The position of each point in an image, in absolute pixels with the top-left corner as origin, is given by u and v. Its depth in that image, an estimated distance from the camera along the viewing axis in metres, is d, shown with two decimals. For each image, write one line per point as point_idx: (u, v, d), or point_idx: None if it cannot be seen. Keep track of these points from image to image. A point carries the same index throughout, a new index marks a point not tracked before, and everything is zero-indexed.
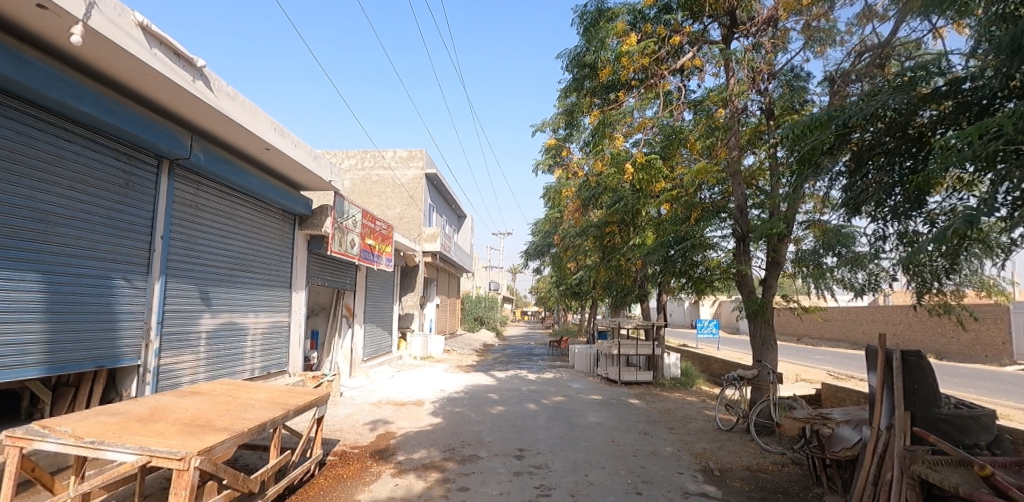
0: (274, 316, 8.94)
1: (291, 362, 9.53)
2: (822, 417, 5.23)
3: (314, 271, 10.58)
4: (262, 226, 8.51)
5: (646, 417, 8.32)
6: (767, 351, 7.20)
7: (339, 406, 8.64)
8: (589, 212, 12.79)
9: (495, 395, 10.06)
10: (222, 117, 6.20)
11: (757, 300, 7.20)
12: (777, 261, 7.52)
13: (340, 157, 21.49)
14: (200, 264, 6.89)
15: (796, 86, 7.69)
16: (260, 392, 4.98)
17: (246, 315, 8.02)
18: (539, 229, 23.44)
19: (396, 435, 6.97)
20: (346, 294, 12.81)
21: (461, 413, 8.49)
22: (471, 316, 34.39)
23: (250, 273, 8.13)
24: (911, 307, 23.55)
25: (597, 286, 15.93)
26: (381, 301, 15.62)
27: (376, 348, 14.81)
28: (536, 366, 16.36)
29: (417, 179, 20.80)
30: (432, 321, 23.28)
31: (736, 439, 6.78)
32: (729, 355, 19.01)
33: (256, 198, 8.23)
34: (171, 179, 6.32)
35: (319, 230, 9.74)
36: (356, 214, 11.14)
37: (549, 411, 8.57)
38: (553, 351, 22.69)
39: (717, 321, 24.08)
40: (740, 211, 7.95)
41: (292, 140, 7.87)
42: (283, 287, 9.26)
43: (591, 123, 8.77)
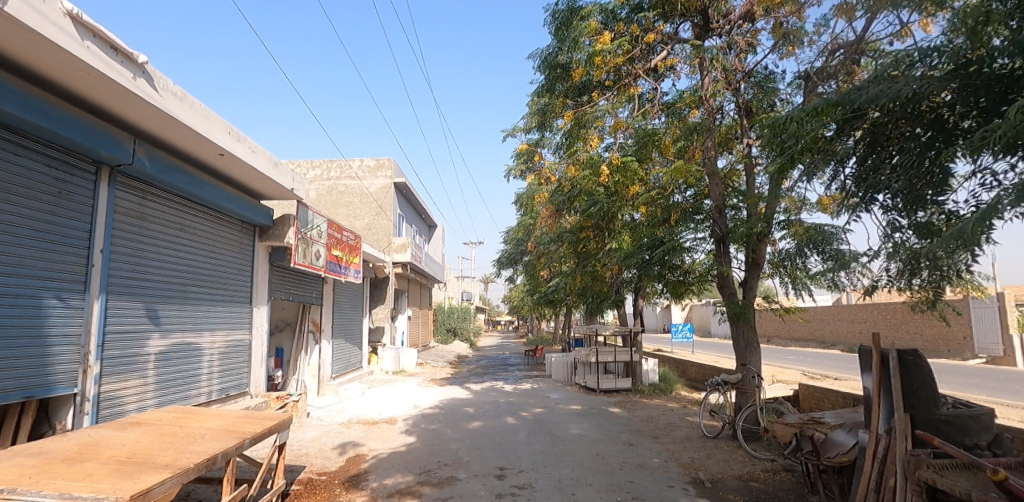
0: (233, 334, 8.33)
1: (252, 383, 8.89)
2: (814, 422, 5.08)
3: (277, 285, 9.99)
4: (219, 238, 7.95)
5: (629, 427, 8.07)
6: (750, 354, 7.08)
7: (306, 429, 8.09)
8: (563, 217, 12.56)
9: (472, 410, 9.67)
10: (168, 118, 5.70)
11: (740, 303, 7.05)
12: (756, 261, 7.41)
13: (305, 167, 20.79)
14: (147, 280, 6.30)
15: (767, 87, 7.86)
16: (213, 420, 4.48)
17: (201, 334, 7.41)
18: (512, 238, 23.19)
19: (368, 458, 6.50)
20: (312, 308, 12.19)
21: (437, 430, 8.07)
22: (444, 327, 33.80)
23: (206, 289, 7.55)
24: (875, 306, 24.30)
25: (572, 293, 15.74)
26: (349, 315, 15.01)
27: (345, 364, 14.17)
28: (513, 376, 16.00)
29: (386, 188, 20.28)
30: (403, 334, 22.64)
31: (723, 446, 6.58)
32: (705, 358, 19.09)
33: (211, 208, 7.67)
34: (112, 187, 5.75)
35: (281, 241, 9.20)
36: (322, 223, 10.61)
37: (529, 425, 8.22)
38: (529, 361, 22.37)
39: (690, 325, 24.25)
40: (719, 211, 7.79)
41: (249, 146, 7.36)
42: (243, 303, 8.67)
43: (565, 124, 8.54)
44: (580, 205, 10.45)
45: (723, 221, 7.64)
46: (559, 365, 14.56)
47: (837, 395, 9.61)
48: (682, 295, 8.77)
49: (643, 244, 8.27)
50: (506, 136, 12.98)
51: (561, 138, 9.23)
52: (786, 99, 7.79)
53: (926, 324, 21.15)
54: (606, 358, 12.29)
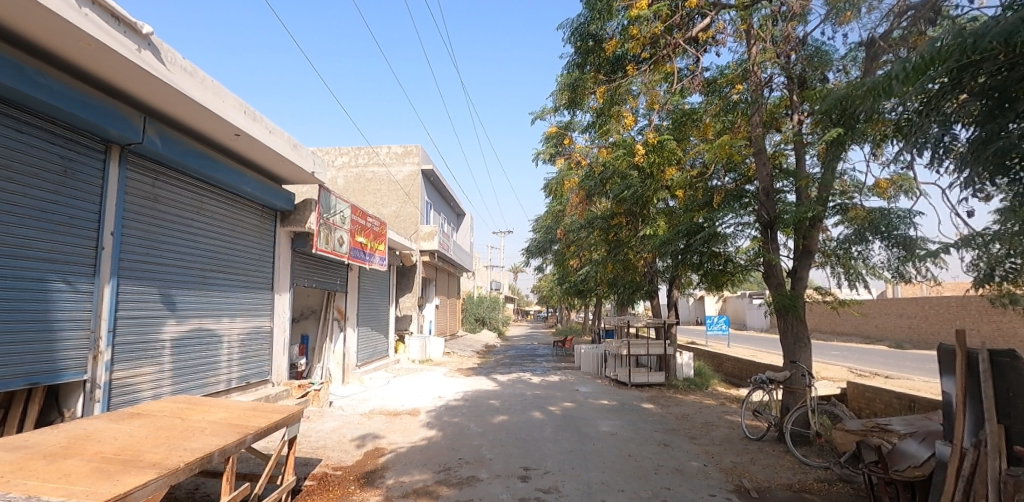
0: (254, 321, 8.18)
1: (274, 371, 8.74)
2: (881, 429, 4.45)
3: (300, 272, 9.83)
4: (238, 222, 7.79)
5: (664, 425, 7.54)
6: (800, 351, 6.42)
7: (327, 419, 7.89)
8: (595, 203, 11.98)
9: (497, 402, 9.32)
10: (177, 94, 5.46)
11: (788, 294, 6.42)
12: (807, 249, 6.71)
13: (333, 155, 20.74)
14: (160, 263, 6.12)
15: (818, 59, 7.08)
16: (217, 412, 4.21)
17: (219, 321, 7.26)
18: (541, 226, 22.71)
19: (386, 452, 6.22)
20: (337, 295, 12.04)
21: (460, 423, 7.73)
22: (472, 316, 33.70)
23: (224, 274, 7.39)
24: (927, 298, 22.81)
25: (602, 283, 15.18)
26: (376, 303, 14.87)
27: (371, 352, 14.04)
28: (541, 368, 15.60)
29: (413, 176, 20.05)
30: (431, 323, 22.55)
31: (769, 451, 6.00)
32: (742, 352, 18.28)
33: (229, 191, 7.50)
34: (122, 166, 5.56)
35: (302, 226, 8.98)
36: (345, 209, 10.39)
37: (556, 420, 7.80)
38: (557, 352, 21.94)
39: (725, 317, 23.34)
40: (766, 194, 7.02)
41: (266, 126, 7.13)
42: (264, 289, 8.51)
43: (597, 100, 7.96)
44: (612, 190, 9.87)
45: (771, 204, 6.87)
46: (589, 357, 14.07)
47: (893, 395, 8.84)
48: (721, 286, 8.16)
49: (682, 229, 7.65)
50: (534, 118, 12.45)
51: (592, 116, 8.64)
52: (839, 73, 7.07)
53: (982, 319, 19.76)
54: (638, 351, 11.73)
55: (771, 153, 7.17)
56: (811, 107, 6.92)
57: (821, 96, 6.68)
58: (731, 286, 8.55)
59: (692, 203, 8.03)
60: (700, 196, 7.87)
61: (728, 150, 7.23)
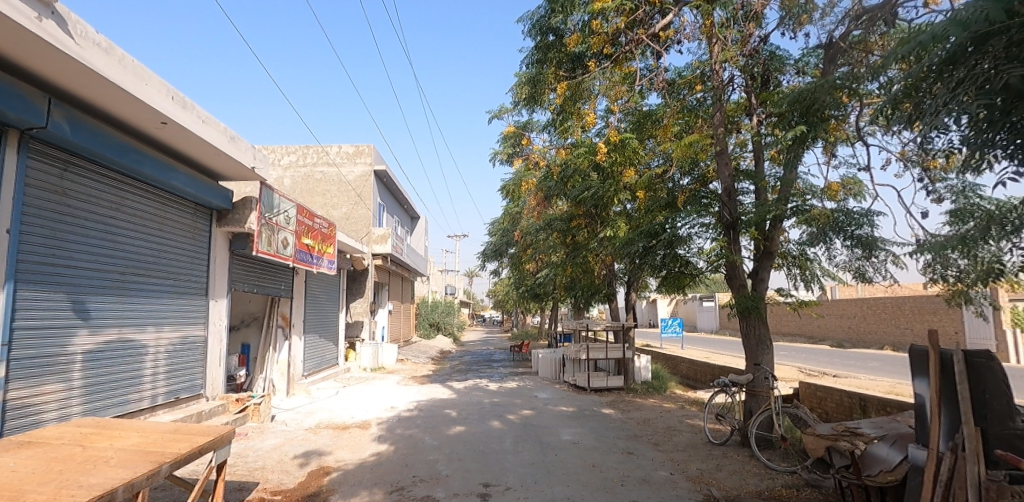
0: (185, 330, 7.39)
1: (208, 384, 7.94)
2: (851, 433, 4.34)
3: (239, 276, 9.05)
4: (167, 222, 7.01)
5: (627, 431, 7.35)
6: (763, 353, 6.37)
7: (267, 436, 7.21)
8: (553, 205, 11.79)
9: (454, 412, 8.89)
10: (91, 74, 4.76)
11: (750, 296, 6.37)
12: (768, 250, 6.68)
13: (279, 153, 19.67)
14: (69, 267, 5.34)
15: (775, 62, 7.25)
16: (128, 437, 3.61)
17: (143, 331, 6.48)
18: (497, 230, 22.44)
19: (332, 472, 5.68)
20: (282, 301, 11.26)
21: (414, 436, 7.25)
22: (426, 321, 32.99)
23: (149, 279, 6.60)
24: (864, 300, 24.24)
25: (561, 286, 15.02)
26: (324, 309, 14.08)
27: (318, 361, 13.24)
28: (498, 374, 15.24)
29: (365, 176, 19.30)
30: (384, 329, 21.75)
31: (735, 456, 5.89)
32: (696, 355, 18.64)
33: (156, 187, 6.73)
34: (22, 154, 4.78)
35: (242, 226, 8.26)
36: (290, 209, 9.73)
37: (517, 430, 7.47)
38: (515, 356, 21.65)
39: (679, 320, 23.80)
40: (728, 194, 6.94)
41: (199, 116, 6.43)
42: (197, 295, 7.74)
43: (559, 96, 7.74)
44: (573, 191, 9.69)
45: (734, 205, 6.82)
46: (547, 361, 13.83)
47: (843, 394, 9.08)
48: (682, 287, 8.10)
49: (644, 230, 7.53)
50: (492, 117, 12.13)
51: (553, 114, 8.42)
52: (795, 77, 7.18)
53: (918, 320, 21.22)
54: (598, 355, 11.58)
55: (732, 154, 7.17)
56: (774, 109, 7.04)
57: (780, 99, 6.84)
58: (691, 288, 8.52)
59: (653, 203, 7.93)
60: (662, 196, 7.79)
61: (692, 150, 7.18)
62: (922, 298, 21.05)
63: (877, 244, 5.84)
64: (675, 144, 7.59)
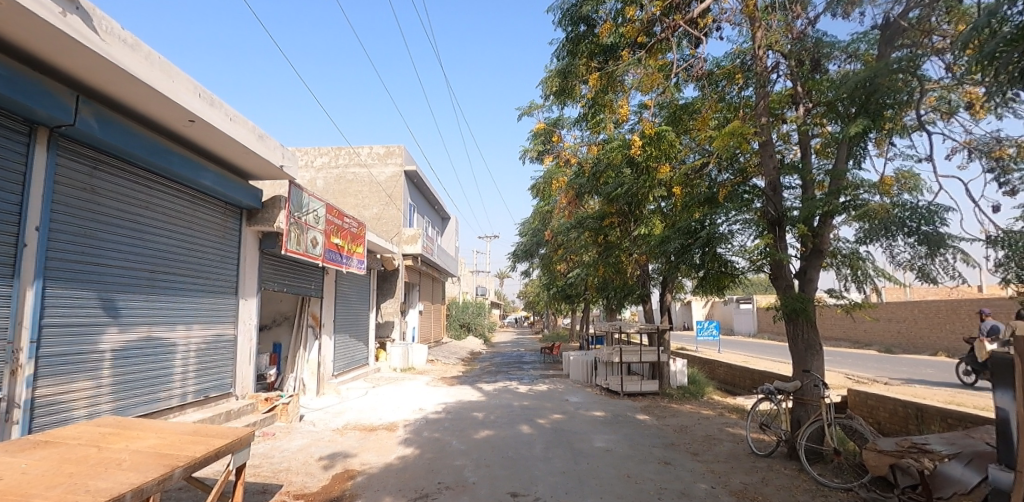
0: (216, 328, 7.43)
1: (238, 383, 7.98)
2: (919, 449, 3.87)
3: (269, 275, 9.09)
4: (196, 220, 7.06)
5: (662, 439, 6.97)
6: (812, 359, 5.91)
7: (294, 436, 7.17)
8: (585, 203, 11.47)
9: (482, 415, 8.67)
10: (116, 69, 4.76)
11: (798, 297, 5.93)
12: (818, 248, 6.18)
13: (312, 155, 19.95)
14: (98, 263, 5.39)
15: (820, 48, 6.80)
16: (146, 438, 3.53)
17: (173, 329, 6.53)
18: (527, 229, 22.21)
19: (356, 476, 5.54)
20: (312, 301, 11.30)
21: (441, 440, 7.06)
22: (457, 322, 33.06)
23: (179, 277, 6.65)
24: (915, 302, 22.94)
25: (592, 287, 14.65)
26: (354, 309, 14.12)
27: (348, 361, 13.27)
28: (528, 376, 14.98)
29: (396, 177, 19.37)
30: (414, 329, 21.80)
31: (781, 470, 5.46)
32: (735, 358, 17.95)
33: (184, 185, 6.77)
34: (51, 151, 4.84)
35: (271, 225, 8.28)
36: (320, 208, 9.73)
37: (547, 435, 7.18)
38: (545, 358, 21.34)
39: (716, 322, 23.01)
40: (772, 188, 6.50)
41: (227, 114, 6.45)
42: (228, 294, 7.78)
43: (590, 88, 7.44)
44: (605, 188, 9.36)
45: (779, 200, 6.38)
46: (578, 364, 13.48)
47: (899, 403, 8.45)
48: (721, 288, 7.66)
49: (681, 228, 7.16)
50: (521, 114, 11.91)
51: (585, 107, 8.12)
52: (845, 62, 6.69)
53: (975, 323, 19.80)
54: (631, 358, 11.18)
55: (777, 145, 6.72)
56: (825, 97, 6.57)
57: (833, 86, 6.38)
58: (731, 289, 8.06)
59: (690, 199, 7.53)
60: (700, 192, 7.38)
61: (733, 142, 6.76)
62: (980, 300, 19.64)
63: (941, 240, 5.31)
64: (715, 136, 7.19)
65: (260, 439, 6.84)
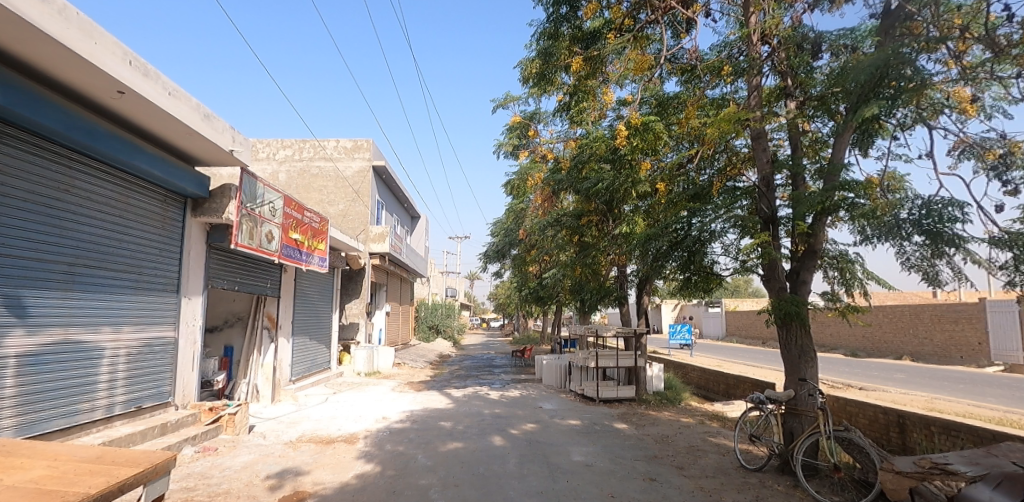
0: (151, 330, 6.60)
1: (178, 392, 7.13)
2: (941, 471, 3.56)
3: (217, 272, 8.25)
4: (128, 208, 6.22)
5: (645, 452, 6.51)
6: (806, 366, 5.55)
7: (239, 451, 6.39)
8: (562, 200, 11.01)
9: (450, 425, 8.05)
10: (23, 24, 3.97)
11: (792, 301, 5.55)
12: (813, 249, 5.82)
13: (274, 147, 18.88)
14: (3, 254, 4.58)
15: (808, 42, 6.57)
16: (29, 470, 2.77)
17: (98, 332, 5.70)
18: (500, 229, 21.67)
19: (306, 498, 4.87)
20: (269, 300, 10.47)
21: (405, 454, 6.42)
22: (426, 324, 32.24)
23: (107, 272, 5.83)
24: (879, 308, 23.44)
25: (567, 288, 14.20)
26: (315, 309, 13.25)
27: (308, 365, 12.42)
28: (500, 381, 14.40)
29: (364, 172, 18.52)
30: (381, 331, 20.94)
31: (775, 486, 5.08)
32: (708, 362, 17.83)
33: (113, 167, 5.94)
34: None
35: (219, 216, 7.49)
36: (277, 199, 8.95)
37: (521, 448, 6.64)
38: (516, 362, 20.82)
39: (689, 326, 22.94)
40: (766, 184, 6.14)
41: (165, 87, 5.66)
42: (167, 291, 6.94)
43: (573, 73, 6.98)
44: (584, 184, 8.91)
45: (772, 197, 6.02)
46: (551, 369, 13.00)
47: (881, 410, 8.29)
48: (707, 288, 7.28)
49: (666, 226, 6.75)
50: (497, 106, 11.37)
51: (565, 96, 7.63)
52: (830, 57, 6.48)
53: (937, 328, 20.26)
54: (607, 362, 10.75)
55: (769, 140, 6.37)
56: (825, 89, 6.30)
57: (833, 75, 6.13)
58: (716, 291, 7.71)
59: (678, 194, 7.10)
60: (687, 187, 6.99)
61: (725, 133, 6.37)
62: (942, 306, 20.10)
63: (951, 240, 4.99)
64: (704, 127, 6.84)
65: (199, 457, 6.05)
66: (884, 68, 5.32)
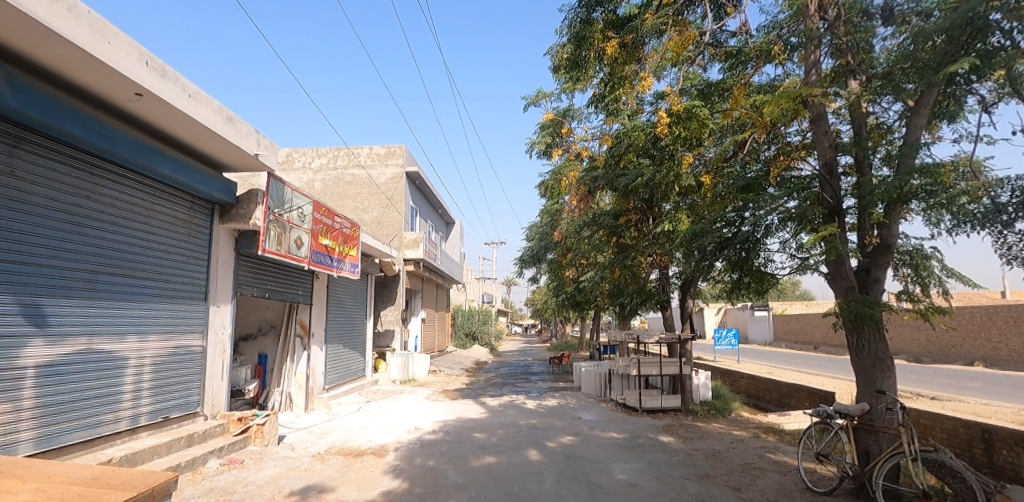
0: (178, 339, 6.50)
1: (206, 401, 7.03)
2: None
3: (246, 279, 8.16)
4: (152, 214, 6.16)
5: (695, 470, 5.90)
6: (883, 376, 4.86)
7: (265, 465, 6.17)
8: (597, 200, 10.51)
9: (483, 437, 7.64)
10: (34, 23, 3.85)
11: (864, 301, 4.88)
12: (887, 242, 5.09)
13: (310, 156, 19.12)
14: (22, 262, 4.52)
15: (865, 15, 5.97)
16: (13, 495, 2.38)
17: (121, 341, 5.61)
18: (534, 234, 21.26)
19: None
20: (301, 308, 10.39)
21: (435, 469, 6.05)
22: (462, 331, 32.07)
23: (130, 279, 5.76)
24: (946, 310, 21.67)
25: (604, 292, 13.62)
26: (349, 316, 13.15)
27: (341, 373, 12.30)
28: (536, 389, 13.91)
29: (397, 178, 18.50)
30: (417, 338, 20.82)
31: None
32: (758, 369, 16.80)
33: (137, 173, 5.88)
34: None
35: (246, 222, 7.38)
36: (305, 204, 8.83)
37: (558, 464, 6.15)
38: (554, 369, 20.27)
39: (735, 331, 21.82)
40: (829, 170, 5.51)
41: (184, 89, 5.55)
42: (195, 299, 6.85)
43: (607, 59, 6.51)
44: (622, 180, 8.38)
45: (837, 184, 5.38)
46: (590, 376, 12.43)
47: (963, 424, 7.35)
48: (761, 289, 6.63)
49: None
50: (527, 104, 11.01)
51: (599, 84, 7.17)
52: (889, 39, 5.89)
53: (1014, 331, 18.49)
54: (649, 370, 10.12)
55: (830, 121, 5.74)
56: (894, 60, 5.60)
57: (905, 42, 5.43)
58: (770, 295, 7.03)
59: (733, 184, 6.58)
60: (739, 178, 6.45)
61: (781, 113, 5.75)
62: None
63: None
64: (754, 111, 6.26)
65: (224, 470, 5.87)
66: (970, 29, 4.64)
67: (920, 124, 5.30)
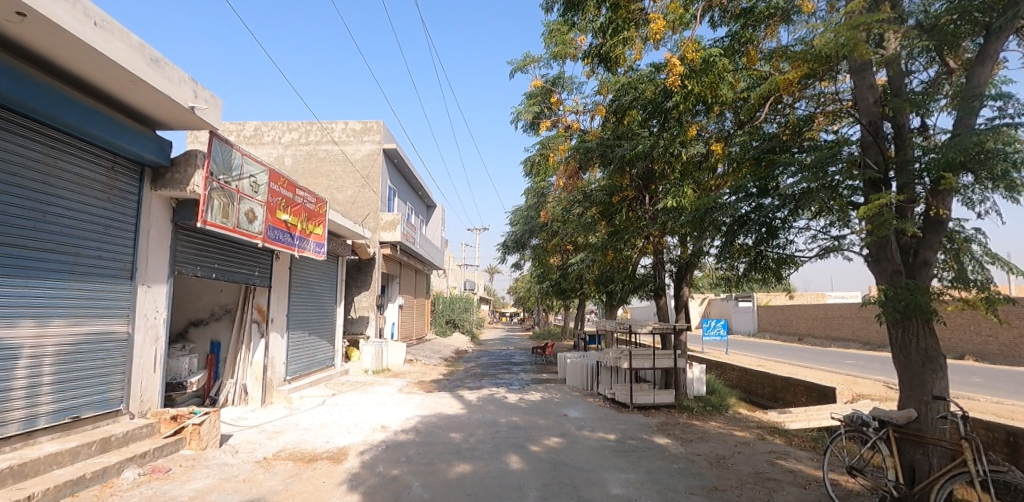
0: (92, 324, 5.42)
1: (133, 397, 5.97)
2: None
3: (186, 256, 7.07)
4: (59, 172, 5.09)
5: (701, 482, 5.10)
6: (935, 379, 4.11)
7: (196, 474, 5.17)
8: (588, 174, 9.64)
9: (459, 438, 6.74)
10: None
11: (916, 287, 4.08)
12: (941, 220, 4.29)
13: (280, 130, 17.82)
14: None
15: None
16: None
17: (10, 326, 4.55)
18: (518, 218, 20.35)
19: None
20: (259, 290, 9.35)
21: (400, 480, 5.13)
22: (443, 318, 31.21)
23: (23, 250, 4.68)
24: None
25: (591, 279, 12.78)
26: (317, 301, 12.13)
27: (306, 363, 11.31)
28: (518, 381, 13.09)
29: (373, 155, 17.35)
30: (393, 325, 19.86)
31: None
32: (748, 362, 16.24)
33: (35, 120, 4.79)
34: None
35: (182, 189, 6.25)
36: (257, 172, 7.69)
37: (544, 473, 5.29)
38: (537, 359, 19.53)
39: (723, 321, 21.33)
40: (874, 132, 4.83)
41: (87, 14, 4.45)
42: (118, 278, 5.79)
43: None
44: (618, 150, 7.54)
45: (884, 145, 4.73)
46: (576, 368, 11.64)
47: (987, 426, 6.69)
48: (763, 275, 6.18)
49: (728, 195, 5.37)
50: (514, 70, 10.02)
51: (599, 34, 6.25)
52: None
53: (1005, 325, 18.26)
54: (641, 363, 9.33)
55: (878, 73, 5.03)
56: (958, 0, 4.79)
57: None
58: (764, 286, 6.65)
59: (748, 151, 5.97)
60: (765, 139, 5.91)
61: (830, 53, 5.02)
62: None
63: None
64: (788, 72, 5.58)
65: (141, 483, 4.87)
66: None
67: (986, 69, 4.47)
